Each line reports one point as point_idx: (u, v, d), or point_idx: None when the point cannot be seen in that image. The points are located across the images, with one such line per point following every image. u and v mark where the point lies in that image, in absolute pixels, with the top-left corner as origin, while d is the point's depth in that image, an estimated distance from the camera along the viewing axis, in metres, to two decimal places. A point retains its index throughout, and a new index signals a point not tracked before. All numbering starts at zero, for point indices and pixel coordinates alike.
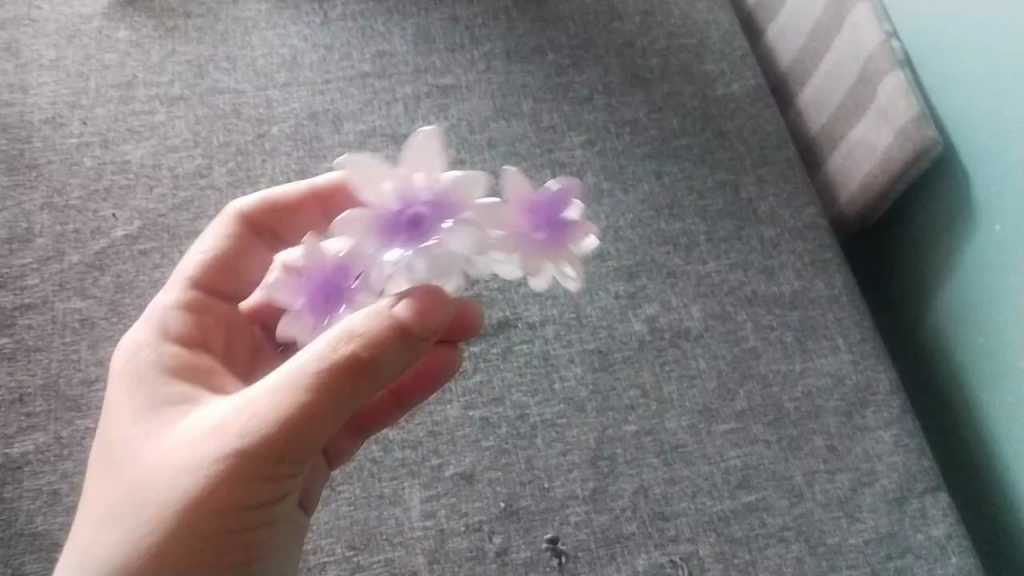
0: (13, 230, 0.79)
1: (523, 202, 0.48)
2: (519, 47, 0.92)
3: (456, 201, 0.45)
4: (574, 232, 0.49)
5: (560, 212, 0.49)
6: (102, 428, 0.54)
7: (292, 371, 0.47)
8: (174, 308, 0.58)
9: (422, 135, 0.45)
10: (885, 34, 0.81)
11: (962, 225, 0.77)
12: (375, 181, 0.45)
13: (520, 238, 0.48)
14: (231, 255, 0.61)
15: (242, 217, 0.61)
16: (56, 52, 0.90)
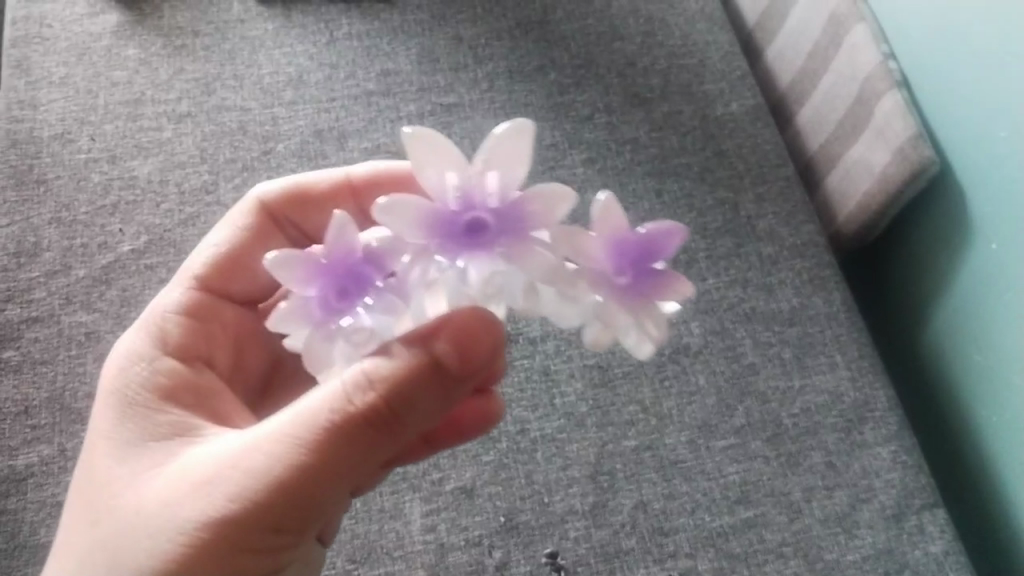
0: (21, 244, 0.81)
1: (612, 238, 0.43)
2: (522, 67, 0.93)
3: (532, 215, 0.42)
4: (662, 283, 0.44)
5: (644, 257, 0.44)
6: (113, 460, 0.55)
7: (293, 421, 0.47)
8: (177, 315, 0.59)
9: (506, 132, 0.40)
10: (881, 55, 0.82)
11: (959, 243, 0.78)
12: (440, 172, 0.41)
13: (594, 273, 0.44)
14: (242, 248, 0.61)
15: (264, 206, 0.62)
16: (66, 69, 0.92)
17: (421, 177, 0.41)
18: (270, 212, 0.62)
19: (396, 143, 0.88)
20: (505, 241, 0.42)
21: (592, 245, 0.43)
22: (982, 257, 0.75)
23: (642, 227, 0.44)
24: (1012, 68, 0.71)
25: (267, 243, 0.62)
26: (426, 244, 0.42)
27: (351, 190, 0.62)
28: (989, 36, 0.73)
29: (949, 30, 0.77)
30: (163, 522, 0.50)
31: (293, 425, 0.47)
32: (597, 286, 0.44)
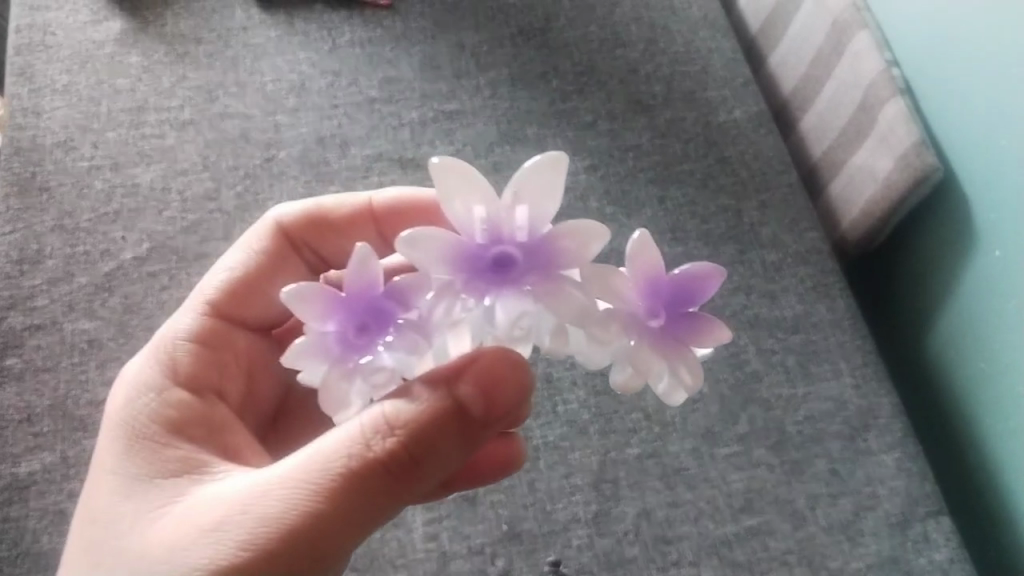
0: (23, 251, 0.81)
1: (647, 278, 0.44)
2: (525, 74, 0.93)
3: (563, 252, 0.42)
4: (696, 325, 0.45)
5: (679, 298, 0.44)
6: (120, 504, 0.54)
7: (306, 465, 0.47)
8: (188, 342, 0.59)
9: (535, 165, 0.40)
10: (884, 63, 0.82)
11: (963, 250, 0.78)
12: (468, 205, 0.41)
13: (629, 316, 0.44)
14: (256, 273, 0.62)
15: (280, 228, 0.64)
16: (69, 77, 0.92)
17: (446, 211, 0.41)
18: (287, 235, 0.64)
19: (398, 151, 0.88)
20: (535, 278, 0.42)
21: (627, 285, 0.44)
22: (985, 265, 0.75)
23: (678, 269, 0.44)
24: (1014, 74, 0.70)
25: (285, 265, 0.64)
26: (454, 279, 0.42)
27: (369, 216, 0.64)
28: (991, 42, 0.72)
29: (952, 36, 0.77)
30: (170, 567, 0.48)
31: (305, 469, 0.47)
32: (631, 327, 0.44)
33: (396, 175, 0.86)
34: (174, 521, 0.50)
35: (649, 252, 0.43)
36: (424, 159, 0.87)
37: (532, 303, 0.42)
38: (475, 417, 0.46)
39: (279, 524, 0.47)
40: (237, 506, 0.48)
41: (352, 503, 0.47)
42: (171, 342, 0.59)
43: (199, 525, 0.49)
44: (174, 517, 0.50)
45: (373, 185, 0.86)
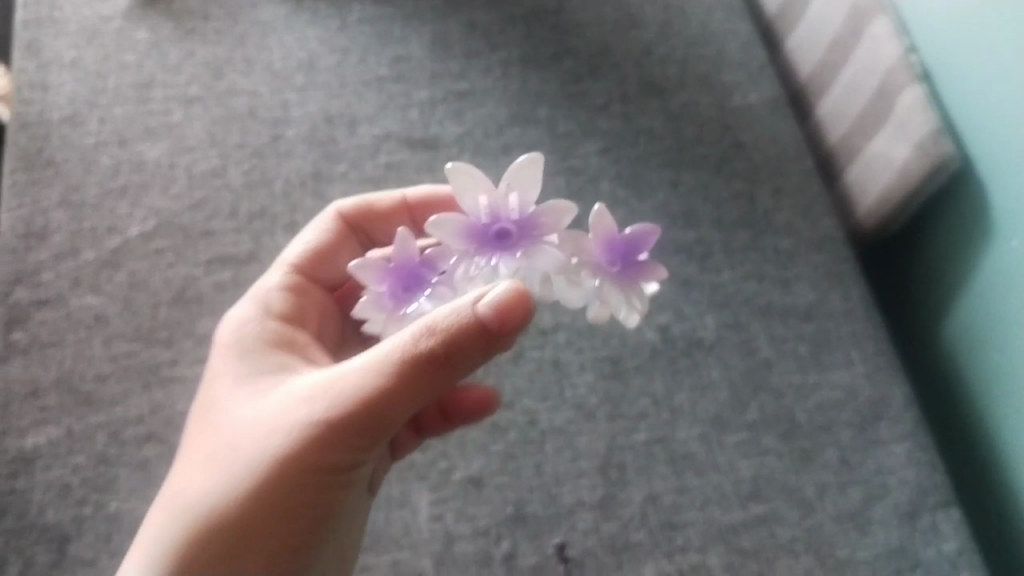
0: (29, 225, 0.80)
1: (602, 237, 0.51)
2: (536, 55, 0.92)
3: (546, 222, 0.49)
4: (647, 270, 0.51)
5: (634, 252, 0.52)
6: (202, 396, 0.57)
7: (355, 375, 0.49)
8: (279, 291, 0.63)
9: (525, 161, 0.48)
10: (903, 49, 0.81)
11: (980, 239, 0.76)
12: (474, 193, 0.49)
13: (597, 269, 0.51)
14: (329, 248, 0.67)
15: (341, 217, 0.67)
16: (76, 52, 0.91)
17: (458, 200, 0.49)
18: (347, 222, 0.68)
19: (408, 130, 0.87)
20: (526, 244, 0.50)
21: (585, 243, 0.51)
22: (1000, 253, 0.74)
23: (628, 229, 0.51)
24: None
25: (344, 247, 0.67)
26: (464, 249, 0.50)
27: (407, 208, 0.67)
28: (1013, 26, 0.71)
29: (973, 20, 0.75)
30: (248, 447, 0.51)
31: (353, 379, 0.48)
32: (595, 277, 0.51)
33: (405, 155, 0.86)
34: (234, 432, 0.52)
35: (604, 216, 0.51)
36: (433, 139, 0.87)
37: (528, 264, 0.50)
38: (501, 337, 0.46)
39: (330, 431, 0.48)
40: (291, 415, 0.50)
41: (397, 412, 0.49)
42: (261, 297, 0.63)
43: (255, 434, 0.51)
44: (234, 426, 0.52)
45: (381, 165, 0.85)
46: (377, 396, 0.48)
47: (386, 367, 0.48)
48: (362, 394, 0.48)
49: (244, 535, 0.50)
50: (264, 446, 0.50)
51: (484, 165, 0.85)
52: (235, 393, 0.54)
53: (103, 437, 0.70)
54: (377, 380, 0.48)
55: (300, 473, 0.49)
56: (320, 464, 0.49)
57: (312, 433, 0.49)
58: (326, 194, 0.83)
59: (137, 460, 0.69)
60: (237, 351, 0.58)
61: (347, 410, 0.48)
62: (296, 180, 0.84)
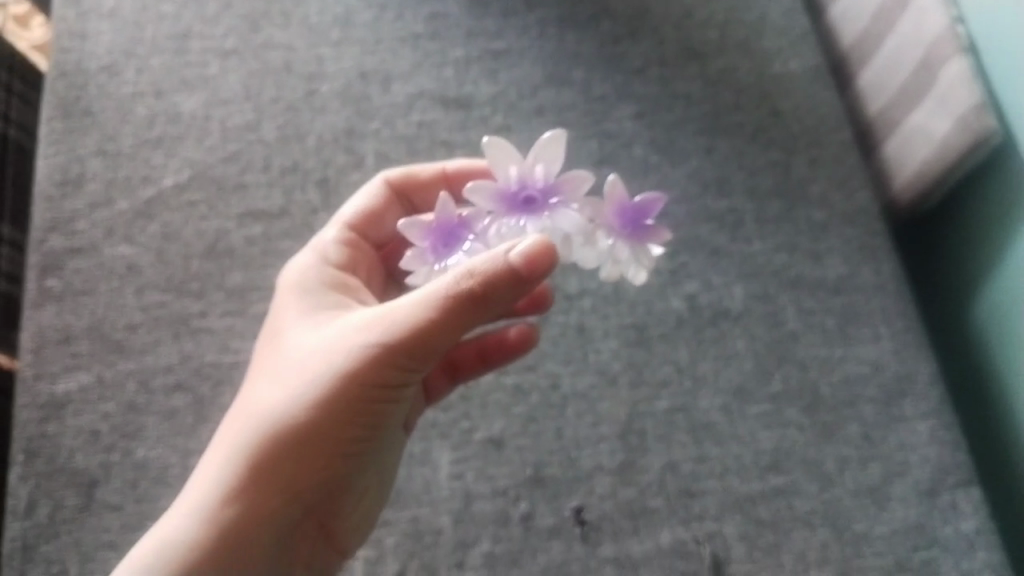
0: (66, 174, 0.81)
1: (615, 203, 0.53)
2: (574, 15, 0.91)
3: (569, 188, 0.51)
4: (657, 234, 0.53)
5: (644, 218, 0.53)
6: (266, 325, 0.59)
7: (396, 312, 0.51)
8: (337, 246, 0.64)
9: (551, 134, 0.50)
10: (950, 19, 0.78)
11: (1017, 219, 0.74)
12: (504, 163, 0.51)
13: (612, 234, 0.53)
14: (379, 212, 0.67)
15: (389, 184, 0.67)
16: (115, 1, 0.91)
17: (489, 169, 0.52)
18: (395, 189, 0.67)
19: (441, 89, 0.86)
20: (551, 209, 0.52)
21: (598, 208, 0.53)
22: None
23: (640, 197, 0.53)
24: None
25: (392, 213, 0.67)
26: (495, 212, 0.52)
27: (447, 180, 0.67)
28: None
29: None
30: (302, 368, 0.53)
31: (396, 316, 0.51)
32: (608, 239, 0.53)
33: (437, 114, 0.85)
34: (283, 361, 0.55)
35: (617, 184, 0.53)
36: (467, 99, 0.86)
37: (552, 227, 0.52)
38: (532, 282, 0.49)
39: (375, 363, 0.51)
40: (338, 347, 0.53)
41: (438, 346, 0.51)
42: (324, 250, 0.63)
43: (304, 364, 0.53)
44: (284, 355, 0.55)
45: (414, 124, 0.84)
46: (419, 332, 0.50)
47: (427, 307, 0.50)
48: (406, 330, 0.50)
49: (295, 455, 0.53)
50: (312, 376, 0.53)
51: (516, 126, 0.84)
52: (294, 323, 0.57)
53: (134, 385, 0.72)
54: (418, 319, 0.50)
55: (349, 397, 0.52)
56: (368, 389, 0.52)
57: (365, 363, 0.51)
58: (357, 151, 0.83)
59: (165, 407, 0.71)
60: (287, 288, 0.60)
61: (390, 345, 0.51)
62: (329, 136, 0.84)
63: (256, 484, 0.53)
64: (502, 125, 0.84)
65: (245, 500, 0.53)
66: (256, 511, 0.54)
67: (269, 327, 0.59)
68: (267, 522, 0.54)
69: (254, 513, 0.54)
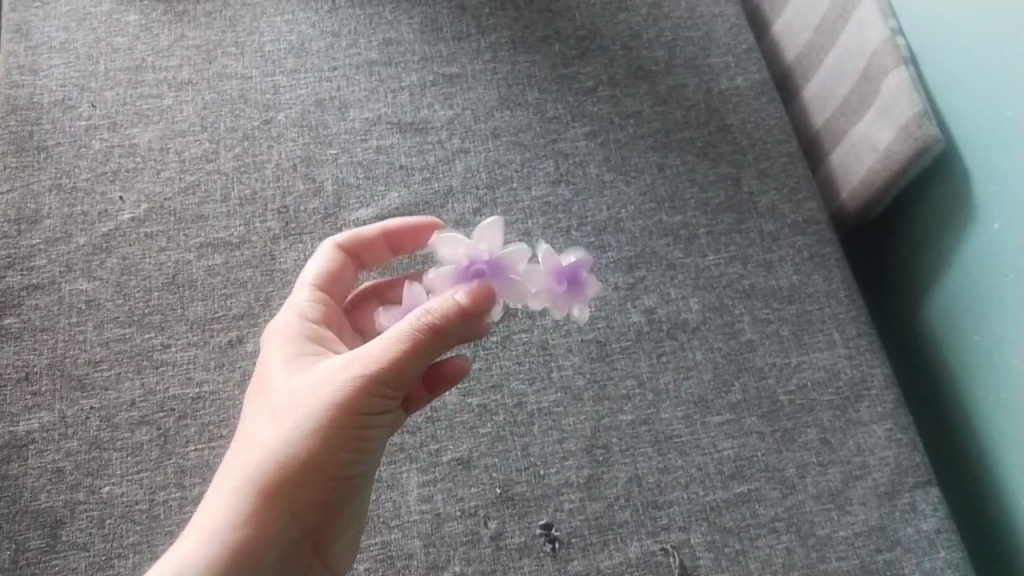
0: (21, 211, 0.80)
1: (550, 266, 0.58)
2: (526, 38, 0.92)
3: (512, 266, 0.57)
4: (588, 286, 0.59)
5: (577, 276, 0.59)
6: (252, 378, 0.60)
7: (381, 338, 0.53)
8: (308, 302, 0.63)
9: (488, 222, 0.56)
10: (890, 31, 0.81)
11: (963, 221, 0.77)
12: (452, 249, 0.56)
13: (550, 292, 0.59)
14: (338, 272, 0.67)
15: (340, 247, 0.68)
16: (67, 34, 0.91)
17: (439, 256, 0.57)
18: (346, 251, 0.68)
19: (397, 114, 0.87)
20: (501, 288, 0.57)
21: (538, 276, 0.58)
22: (982, 237, 0.75)
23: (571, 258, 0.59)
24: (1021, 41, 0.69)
25: (348, 274, 0.68)
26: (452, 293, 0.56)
27: (389, 237, 0.69)
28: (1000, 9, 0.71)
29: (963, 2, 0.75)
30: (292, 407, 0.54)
31: (376, 347, 0.53)
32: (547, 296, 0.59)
33: (395, 139, 0.86)
34: (273, 401, 0.55)
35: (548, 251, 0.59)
36: (424, 123, 0.87)
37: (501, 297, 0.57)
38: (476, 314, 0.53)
39: (364, 390, 0.52)
40: (328, 377, 0.53)
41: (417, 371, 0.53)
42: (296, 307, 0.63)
43: (296, 399, 0.54)
44: (273, 396, 0.56)
45: (371, 149, 0.85)
46: (404, 356, 0.52)
47: (408, 329, 0.52)
48: (392, 354, 0.52)
49: (292, 490, 0.53)
50: (302, 410, 0.53)
51: (474, 148, 0.86)
52: (279, 368, 0.57)
53: (96, 422, 0.71)
54: (401, 345, 0.52)
55: (340, 428, 0.53)
56: (358, 420, 0.53)
57: (353, 392, 0.52)
58: (316, 178, 0.83)
59: (129, 443, 0.70)
60: (268, 335, 0.61)
61: (380, 369, 0.52)
62: (287, 164, 0.84)
63: (254, 524, 0.52)
64: (459, 148, 0.86)
65: (245, 540, 0.52)
66: (258, 550, 0.52)
67: (256, 376, 0.59)
68: (268, 559, 0.53)
69: (255, 553, 0.52)
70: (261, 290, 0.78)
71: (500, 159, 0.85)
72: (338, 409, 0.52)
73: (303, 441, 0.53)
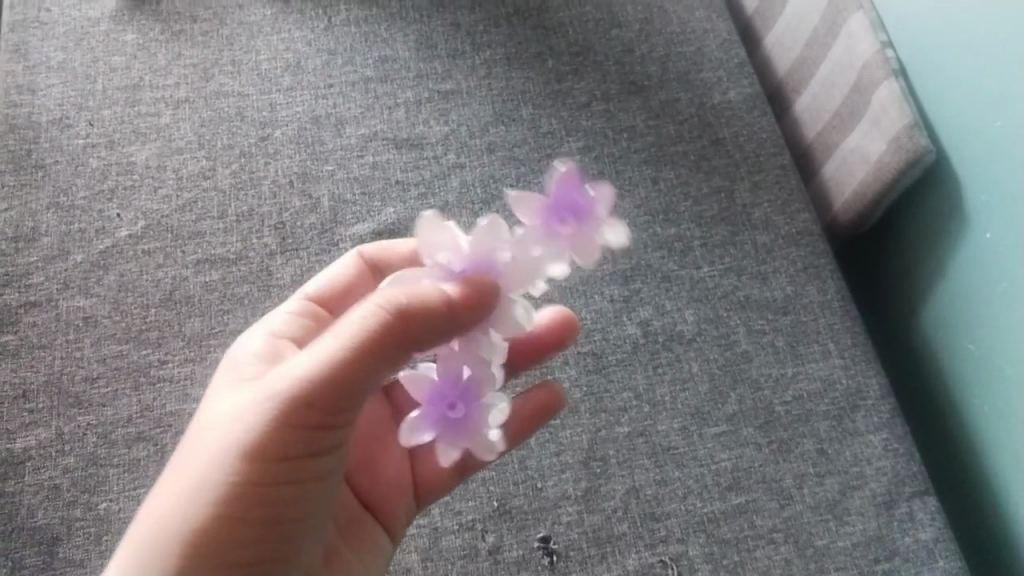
0: (19, 229, 0.81)
1: (534, 212, 0.50)
2: (520, 54, 0.93)
3: (492, 254, 0.52)
4: (594, 203, 0.50)
5: (572, 199, 0.50)
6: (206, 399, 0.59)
7: (318, 354, 0.51)
8: (290, 318, 0.64)
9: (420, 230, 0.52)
10: (879, 44, 0.82)
11: (956, 231, 0.78)
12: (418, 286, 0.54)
13: (555, 238, 0.50)
14: (349, 288, 0.67)
15: (363, 258, 0.67)
16: (65, 54, 0.91)
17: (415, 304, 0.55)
18: (369, 263, 0.67)
19: (393, 130, 0.88)
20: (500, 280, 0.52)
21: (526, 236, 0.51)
22: (975, 247, 0.75)
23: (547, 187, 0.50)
24: (1014, 45, 0.70)
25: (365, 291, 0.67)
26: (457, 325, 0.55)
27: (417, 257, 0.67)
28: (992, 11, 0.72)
29: (954, 7, 0.76)
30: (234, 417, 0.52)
31: (322, 352, 0.51)
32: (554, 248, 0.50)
33: (391, 155, 0.87)
34: (211, 421, 0.54)
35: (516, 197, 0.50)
36: (419, 139, 0.88)
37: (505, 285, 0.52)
38: (462, 313, 0.51)
39: (302, 396, 0.50)
40: (263, 394, 0.51)
41: (365, 378, 0.51)
42: (281, 318, 0.64)
43: (230, 418, 0.52)
44: (212, 416, 0.54)
45: (368, 165, 0.86)
46: (346, 359, 0.50)
47: (350, 343, 0.50)
48: (328, 369, 0.50)
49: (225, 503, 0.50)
50: (241, 421, 0.51)
51: (469, 163, 0.86)
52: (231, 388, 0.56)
53: (94, 438, 0.71)
54: (345, 347, 0.50)
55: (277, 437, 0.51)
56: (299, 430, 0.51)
57: (290, 400, 0.50)
58: (313, 194, 0.84)
59: (126, 460, 0.70)
60: (234, 354, 0.61)
61: (315, 386, 0.50)
62: (284, 181, 0.85)
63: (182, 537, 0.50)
64: (455, 163, 0.86)
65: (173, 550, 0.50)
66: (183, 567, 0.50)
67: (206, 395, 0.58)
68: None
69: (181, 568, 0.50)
70: (258, 306, 0.78)
71: (495, 174, 0.86)
72: (271, 429, 0.51)
73: (238, 455, 0.51)
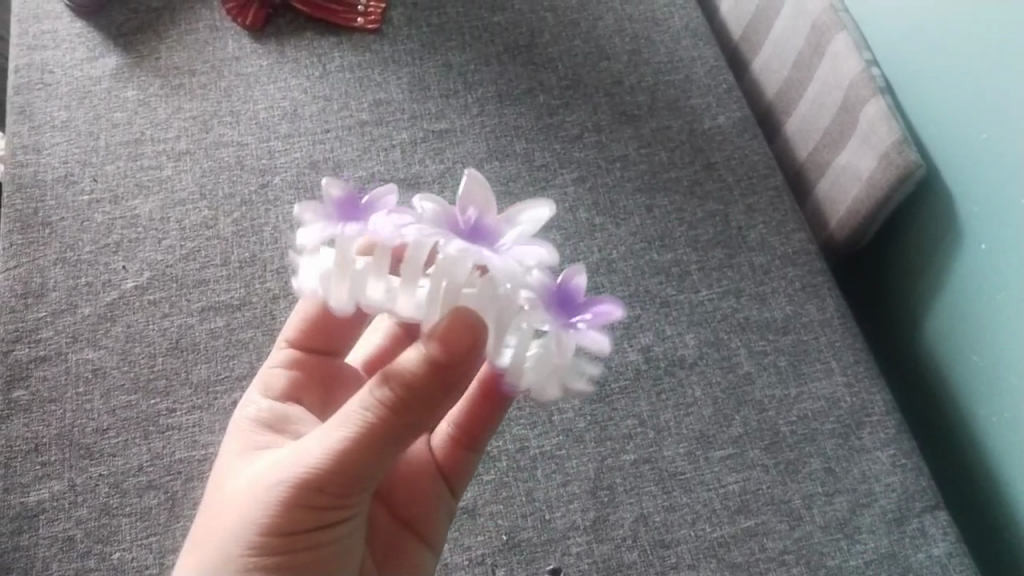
0: (28, 285, 0.82)
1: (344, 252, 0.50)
2: (511, 90, 0.95)
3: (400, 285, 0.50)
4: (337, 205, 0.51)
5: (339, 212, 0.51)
6: (221, 462, 0.59)
7: (326, 430, 0.52)
8: (282, 372, 0.64)
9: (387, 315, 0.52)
10: (864, 63, 0.83)
11: (953, 241, 0.78)
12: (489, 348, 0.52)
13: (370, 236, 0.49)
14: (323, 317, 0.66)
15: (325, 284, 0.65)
16: (68, 113, 0.94)
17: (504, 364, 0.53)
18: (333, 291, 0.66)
19: (390, 171, 0.89)
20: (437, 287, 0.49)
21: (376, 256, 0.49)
22: (971, 256, 0.76)
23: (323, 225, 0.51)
24: (994, 58, 0.71)
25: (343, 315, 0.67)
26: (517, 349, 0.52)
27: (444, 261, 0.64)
28: (987, 17, 0.71)
29: (940, 18, 0.77)
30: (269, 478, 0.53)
31: (352, 417, 0.51)
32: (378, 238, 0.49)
33: None
34: (225, 500, 0.55)
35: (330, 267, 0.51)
36: (416, 178, 0.89)
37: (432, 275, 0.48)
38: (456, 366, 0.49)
39: (335, 460, 0.50)
40: (293, 458, 0.52)
41: (391, 435, 0.51)
42: (271, 372, 0.65)
43: (246, 494, 0.53)
44: (225, 494, 0.56)
45: None
46: (375, 424, 0.50)
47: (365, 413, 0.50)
48: (354, 433, 0.50)
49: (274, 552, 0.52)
50: (275, 482, 0.52)
51: None
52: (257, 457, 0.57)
53: (106, 488, 0.72)
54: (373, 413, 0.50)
55: (313, 495, 0.51)
56: (333, 489, 0.51)
57: (325, 463, 0.50)
58: None
59: (138, 508, 0.71)
60: (234, 423, 0.62)
61: (334, 454, 0.50)
62: (285, 226, 0.86)
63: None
64: (451, 202, 0.88)
65: None
66: None
67: (217, 467, 0.59)
68: None
69: None
70: (263, 350, 0.79)
71: None
72: (298, 490, 0.51)
73: (276, 513, 0.51)
